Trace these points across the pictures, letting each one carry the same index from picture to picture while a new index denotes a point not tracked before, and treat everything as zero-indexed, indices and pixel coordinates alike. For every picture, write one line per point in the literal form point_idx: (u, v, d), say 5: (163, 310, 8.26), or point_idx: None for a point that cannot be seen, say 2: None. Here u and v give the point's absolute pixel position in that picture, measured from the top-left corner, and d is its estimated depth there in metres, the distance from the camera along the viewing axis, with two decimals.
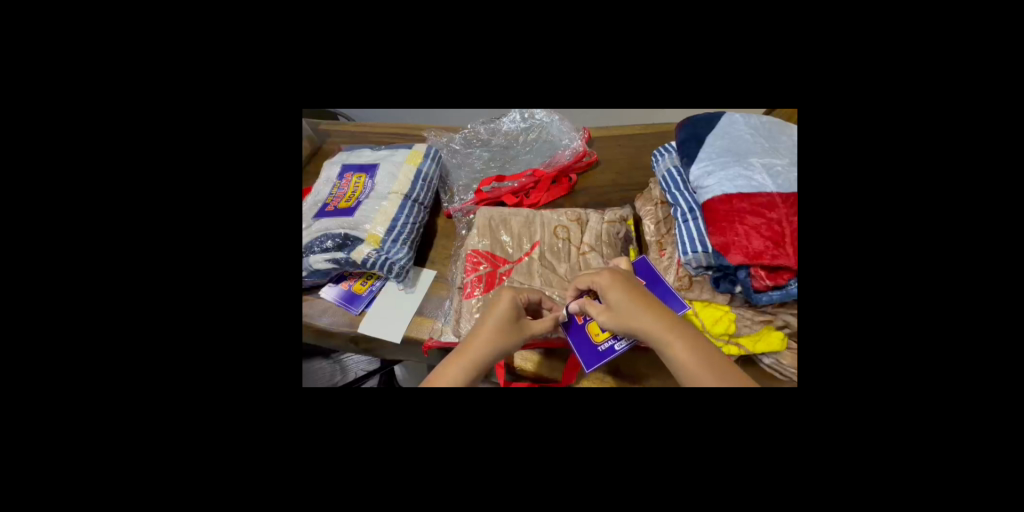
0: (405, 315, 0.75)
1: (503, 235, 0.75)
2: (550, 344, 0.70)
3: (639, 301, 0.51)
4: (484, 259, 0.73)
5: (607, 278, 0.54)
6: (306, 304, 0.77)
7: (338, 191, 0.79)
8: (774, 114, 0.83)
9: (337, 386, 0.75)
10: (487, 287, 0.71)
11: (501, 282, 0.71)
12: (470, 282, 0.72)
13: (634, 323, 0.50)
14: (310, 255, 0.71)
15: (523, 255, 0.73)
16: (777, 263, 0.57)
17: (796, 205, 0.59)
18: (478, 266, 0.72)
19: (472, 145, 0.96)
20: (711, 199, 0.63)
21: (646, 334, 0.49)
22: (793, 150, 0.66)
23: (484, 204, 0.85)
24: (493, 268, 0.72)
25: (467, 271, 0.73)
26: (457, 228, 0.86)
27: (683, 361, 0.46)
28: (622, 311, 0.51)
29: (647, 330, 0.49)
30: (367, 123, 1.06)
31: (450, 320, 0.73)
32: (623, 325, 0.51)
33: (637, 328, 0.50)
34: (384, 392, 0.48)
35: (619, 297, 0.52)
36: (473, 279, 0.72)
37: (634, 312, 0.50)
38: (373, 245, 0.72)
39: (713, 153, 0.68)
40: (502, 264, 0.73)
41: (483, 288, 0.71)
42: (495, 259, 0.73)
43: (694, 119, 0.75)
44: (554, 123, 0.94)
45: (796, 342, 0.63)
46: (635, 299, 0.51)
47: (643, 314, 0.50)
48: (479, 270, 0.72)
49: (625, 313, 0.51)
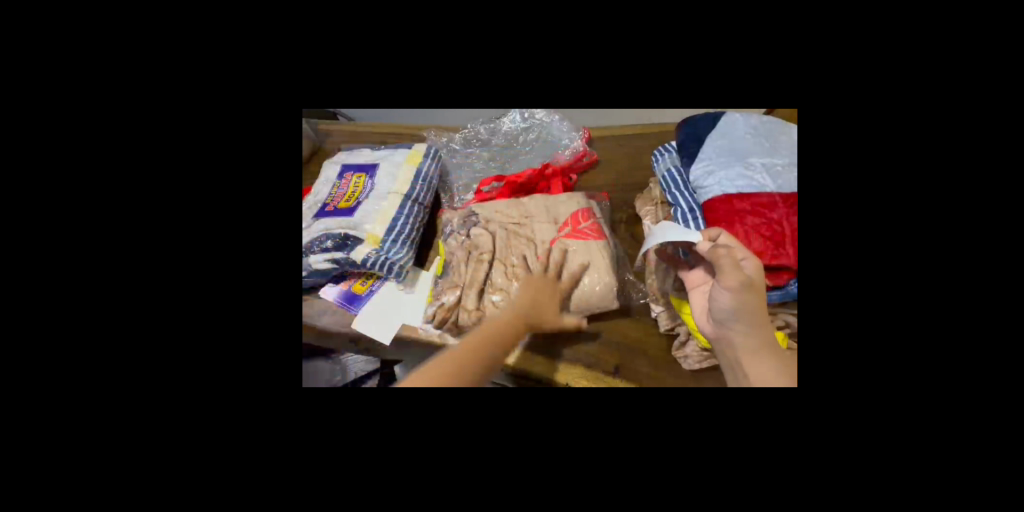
0: (416, 293, 0.78)
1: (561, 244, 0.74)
2: (442, 297, 0.74)
3: (759, 309, 0.54)
4: (577, 234, 0.74)
5: (756, 263, 0.55)
6: (306, 304, 0.78)
7: (338, 191, 0.79)
8: (774, 114, 0.83)
9: (337, 386, 0.71)
10: (580, 210, 0.77)
11: (575, 225, 0.75)
12: (579, 214, 0.77)
13: (752, 327, 0.53)
14: (310, 255, 0.71)
15: (574, 236, 0.74)
16: (777, 263, 0.57)
17: (796, 205, 0.59)
18: (580, 222, 0.75)
19: (473, 145, 0.96)
20: (712, 199, 0.64)
21: (746, 332, 0.54)
22: (793, 150, 0.66)
23: (579, 225, 0.75)
24: (583, 229, 0.75)
25: (588, 220, 0.76)
26: (567, 242, 0.74)
27: (758, 358, 0.52)
28: (746, 305, 0.53)
29: (749, 325, 0.54)
30: (368, 123, 1.05)
31: (520, 209, 0.79)
32: (741, 298, 0.53)
33: (738, 305, 0.54)
34: (384, 392, 0.48)
35: (759, 290, 0.54)
36: (579, 218, 0.76)
37: (755, 310, 0.53)
38: (373, 245, 0.73)
39: (713, 153, 0.68)
40: (579, 225, 0.75)
41: (581, 210, 0.77)
42: (567, 231, 0.75)
43: (694, 118, 0.74)
44: (554, 123, 0.94)
45: (796, 342, 0.62)
46: (759, 303, 0.54)
47: (760, 317, 0.53)
48: (583, 226, 0.75)
49: (750, 312, 0.53)
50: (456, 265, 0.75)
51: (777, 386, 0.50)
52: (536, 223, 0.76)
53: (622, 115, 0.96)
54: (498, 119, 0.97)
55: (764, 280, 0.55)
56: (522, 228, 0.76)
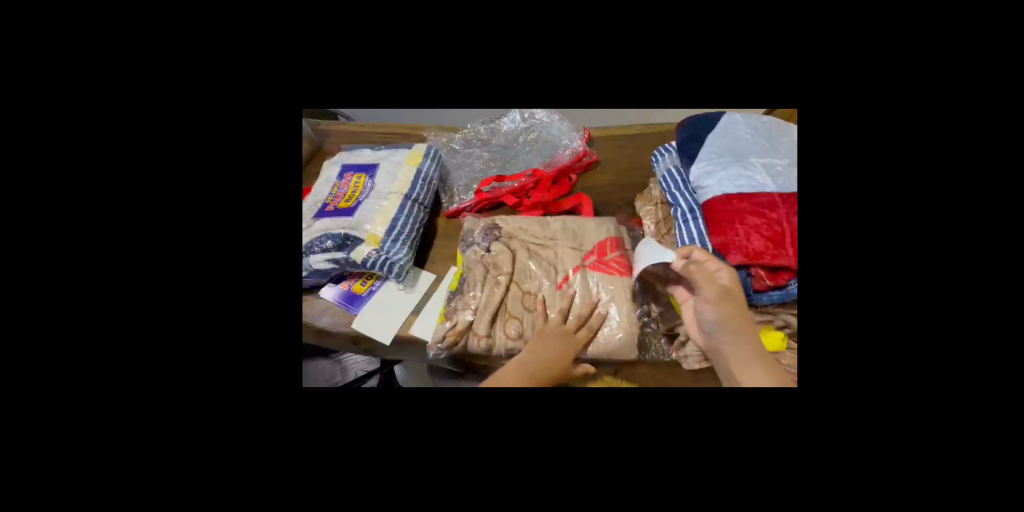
0: (415, 294, 0.78)
1: (583, 274, 0.71)
2: (454, 315, 0.71)
3: (740, 316, 0.55)
4: (602, 266, 0.71)
5: (730, 272, 0.56)
6: (306, 304, 0.77)
7: (338, 191, 0.79)
8: (774, 114, 0.83)
9: (337, 386, 0.76)
10: (609, 240, 0.74)
11: (603, 255, 0.72)
12: (607, 244, 0.73)
13: (735, 335, 0.54)
14: (310, 255, 0.71)
15: (599, 268, 0.71)
16: (777, 263, 0.57)
17: (796, 205, 0.59)
18: (607, 252, 0.72)
19: (473, 145, 0.96)
20: (712, 199, 0.64)
21: (731, 341, 0.55)
22: (793, 150, 0.66)
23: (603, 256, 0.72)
24: (610, 260, 0.71)
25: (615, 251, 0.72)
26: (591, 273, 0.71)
27: (746, 364, 0.53)
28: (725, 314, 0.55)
29: (733, 333, 0.55)
30: (368, 123, 1.05)
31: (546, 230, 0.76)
32: (719, 309, 0.55)
33: (718, 317, 0.55)
34: (383, 392, 0.48)
35: (738, 299, 0.55)
36: (607, 248, 0.73)
37: (734, 318, 0.54)
38: (373, 245, 0.73)
39: (713, 153, 0.68)
40: (606, 256, 0.72)
41: (608, 241, 0.73)
42: (591, 261, 0.72)
43: (694, 119, 0.74)
44: (554, 123, 0.94)
45: (797, 342, 0.61)
46: (739, 310, 0.55)
47: (743, 324, 0.54)
48: (609, 256, 0.72)
49: (731, 321, 0.54)
50: (472, 281, 0.72)
51: (770, 386, 0.51)
52: (559, 250, 0.73)
53: (622, 115, 0.96)
54: (498, 119, 0.97)
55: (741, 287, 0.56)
56: (545, 252, 0.73)
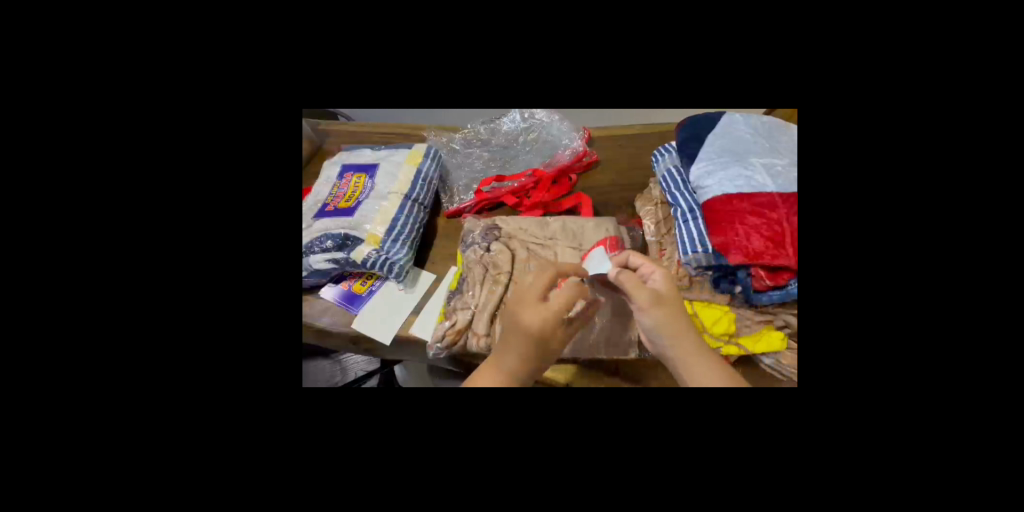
0: (415, 294, 0.78)
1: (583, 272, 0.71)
2: (454, 314, 0.71)
3: (676, 318, 0.55)
4: None
5: (661, 276, 0.59)
6: (306, 304, 0.77)
7: (338, 191, 0.79)
8: (774, 114, 0.83)
9: (337, 387, 0.76)
10: (609, 237, 0.73)
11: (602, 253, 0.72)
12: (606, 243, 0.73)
13: (674, 337, 0.54)
14: (310, 255, 0.71)
15: None
16: (777, 263, 0.57)
17: (796, 205, 0.59)
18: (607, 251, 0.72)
19: (473, 145, 0.96)
20: (712, 199, 0.64)
21: (674, 344, 0.53)
22: (793, 150, 0.66)
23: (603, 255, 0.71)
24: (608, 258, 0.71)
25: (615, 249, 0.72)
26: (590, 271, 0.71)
27: (696, 367, 0.51)
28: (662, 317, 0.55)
29: (676, 336, 0.54)
30: (368, 123, 1.05)
31: (545, 229, 0.76)
32: (655, 313, 0.55)
33: (655, 322, 0.55)
34: (383, 392, 0.48)
35: (671, 301, 0.56)
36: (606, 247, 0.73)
37: (671, 320, 0.54)
38: (373, 245, 0.73)
39: (713, 153, 0.68)
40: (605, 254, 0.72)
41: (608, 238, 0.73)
42: None
43: (694, 119, 0.74)
44: (554, 123, 0.94)
45: (797, 342, 0.61)
46: (673, 312, 0.55)
47: (680, 325, 0.54)
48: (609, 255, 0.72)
49: (668, 323, 0.54)
50: (472, 280, 0.73)
51: (723, 386, 0.49)
52: (559, 248, 0.73)
53: (622, 115, 0.96)
54: (498, 119, 0.97)
55: (674, 291, 0.58)
56: (545, 251, 0.73)
